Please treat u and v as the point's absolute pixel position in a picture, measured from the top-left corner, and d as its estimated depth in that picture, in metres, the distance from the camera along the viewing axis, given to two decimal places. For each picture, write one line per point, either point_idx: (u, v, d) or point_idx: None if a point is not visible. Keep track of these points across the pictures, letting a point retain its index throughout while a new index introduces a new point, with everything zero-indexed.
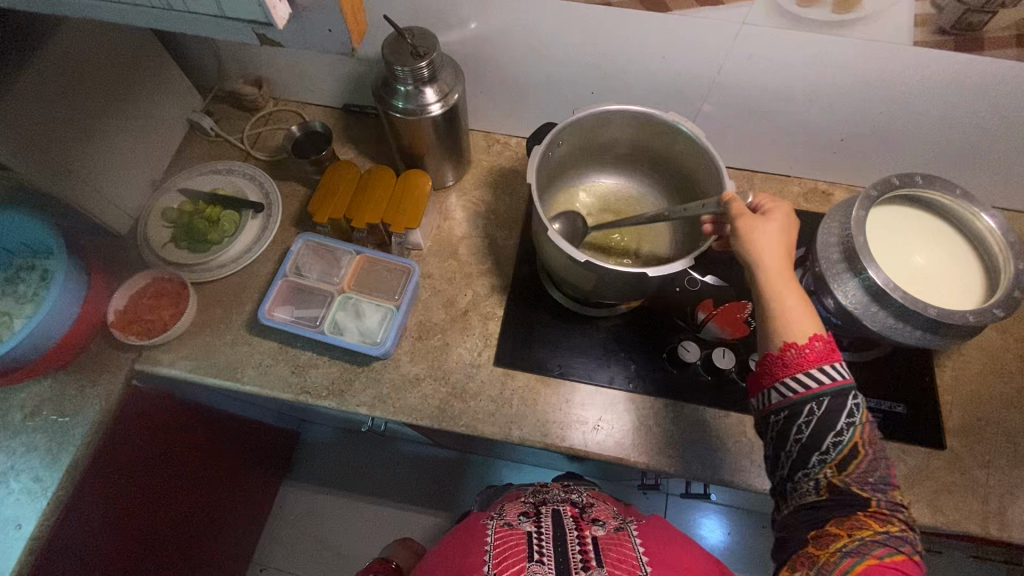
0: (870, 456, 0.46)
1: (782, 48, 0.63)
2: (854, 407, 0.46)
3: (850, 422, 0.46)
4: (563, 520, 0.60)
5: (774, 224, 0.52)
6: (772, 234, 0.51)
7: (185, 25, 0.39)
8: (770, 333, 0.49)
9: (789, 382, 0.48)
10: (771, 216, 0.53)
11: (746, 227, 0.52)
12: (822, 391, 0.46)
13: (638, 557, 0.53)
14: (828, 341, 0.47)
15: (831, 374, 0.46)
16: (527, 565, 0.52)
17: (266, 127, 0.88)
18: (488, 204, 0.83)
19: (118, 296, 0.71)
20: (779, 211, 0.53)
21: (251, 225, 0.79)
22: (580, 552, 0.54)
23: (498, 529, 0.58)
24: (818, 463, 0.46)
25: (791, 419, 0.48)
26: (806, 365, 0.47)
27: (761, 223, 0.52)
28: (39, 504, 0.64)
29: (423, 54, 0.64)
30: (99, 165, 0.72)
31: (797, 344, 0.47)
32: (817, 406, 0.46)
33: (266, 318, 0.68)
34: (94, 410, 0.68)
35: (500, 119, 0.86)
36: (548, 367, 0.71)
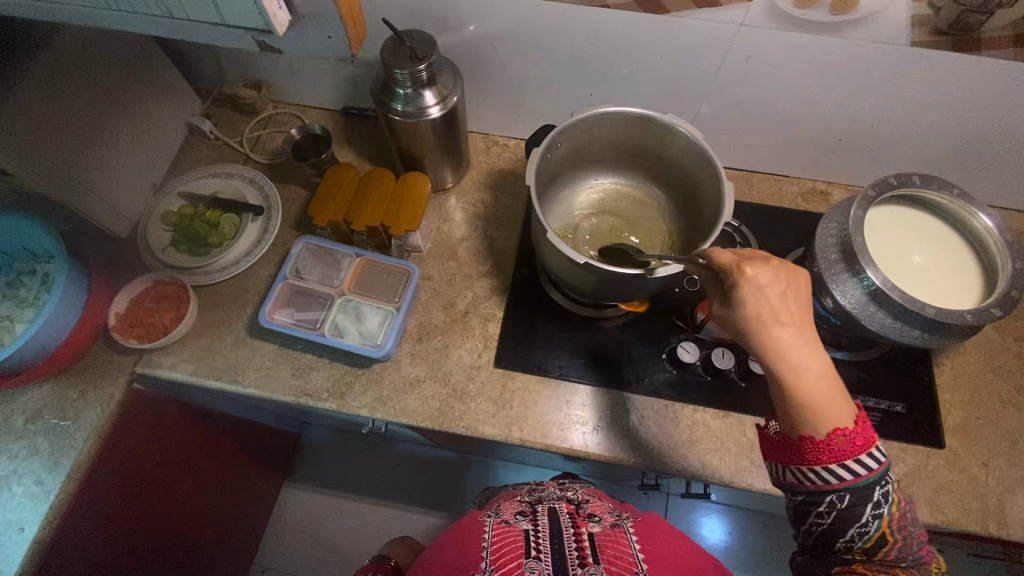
0: (901, 539, 0.46)
1: (780, 49, 0.64)
2: (882, 497, 0.45)
3: (876, 514, 0.45)
4: (560, 517, 0.60)
5: (774, 299, 0.45)
6: (775, 314, 0.44)
7: (186, 32, 0.39)
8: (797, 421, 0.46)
9: (811, 473, 0.46)
10: (770, 286, 0.45)
11: (746, 313, 0.45)
12: (844, 486, 0.45)
13: (635, 554, 0.54)
14: (853, 434, 0.44)
15: (856, 469, 0.45)
16: (523, 561, 0.52)
17: (266, 130, 0.88)
18: (487, 206, 0.84)
19: (118, 299, 0.71)
20: (775, 277, 0.45)
21: (251, 228, 0.79)
22: (577, 549, 0.54)
23: (496, 526, 0.58)
24: (844, 546, 0.47)
25: (812, 504, 0.47)
26: (828, 461, 0.45)
27: (758, 296, 0.45)
28: (41, 508, 0.64)
29: (422, 57, 0.64)
30: (101, 171, 0.73)
31: (815, 438, 0.45)
32: (840, 499, 0.46)
33: (266, 321, 0.69)
34: (96, 412, 0.69)
35: (499, 121, 0.86)
36: (548, 368, 0.71)
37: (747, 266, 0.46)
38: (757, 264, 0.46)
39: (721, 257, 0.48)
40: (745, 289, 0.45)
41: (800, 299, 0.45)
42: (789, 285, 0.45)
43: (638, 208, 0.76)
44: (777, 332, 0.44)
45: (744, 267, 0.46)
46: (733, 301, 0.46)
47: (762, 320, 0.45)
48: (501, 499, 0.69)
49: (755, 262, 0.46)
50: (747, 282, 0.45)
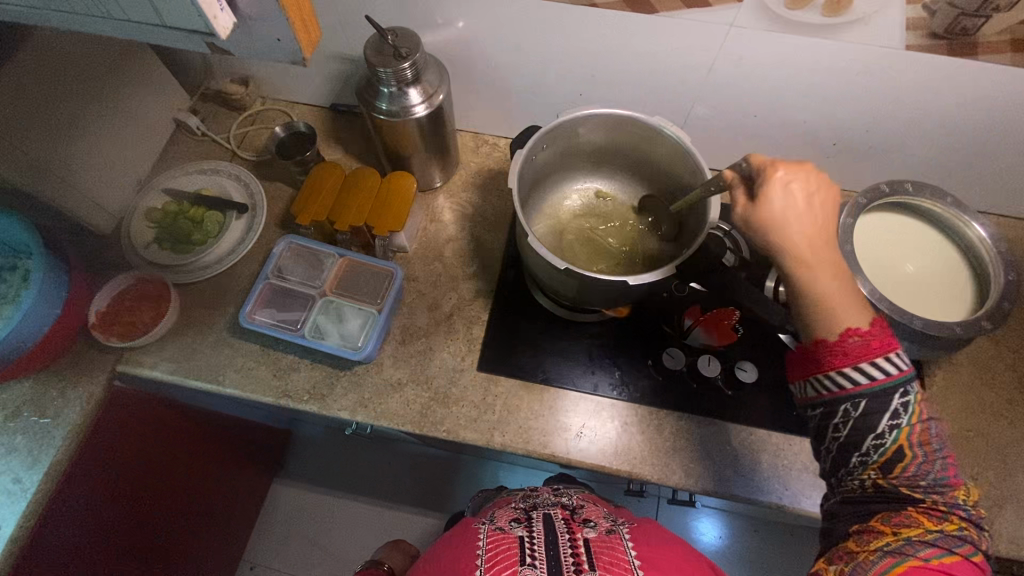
0: (921, 455, 0.45)
1: (772, 52, 0.62)
2: (902, 406, 0.45)
3: (894, 423, 0.45)
4: (554, 524, 0.59)
5: (799, 199, 0.47)
6: (798, 214, 0.47)
7: (135, 32, 0.38)
8: (808, 326, 0.47)
9: (827, 379, 0.47)
10: (795, 192, 0.47)
11: (770, 213, 0.47)
12: (861, 391, 0.45)
13: (631, 560, 0.53)
14: (867, 336, 0.45)
15: (873, 372, 0.45)
16: (519, 568, 0.51)
17: (253, 126, 0.88)
18: (475, 207, 0.82)
19: (99, 297, 0.71)
20: (801, 179, 0.47)
21: (235, 226, 0.79)
22: (572, 554, 0.53)
23: (491, 533, 0.58)
24: (860, 463, 0.46)
25: (829, 416, 0.47)
26: (841, 363, 0.46)
27: (782, 196, 0.47)
28: (17, 506, 0.62)
29: (405, 55, 0.63)
30: (83, 168, 0.72)
31: (830, 341, 0.46)
32: (854, 406, 0.45)
33: (246, 321, 0.68)
34: (76, 410, 0.68)
35: (489, 120, 0.85)
36: (532, 373, 0.70)
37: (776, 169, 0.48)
38: (787, 167, 0.48)
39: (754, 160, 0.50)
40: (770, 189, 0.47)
41: (820, 207, 0.47)
42: (813, 188, 0.47)
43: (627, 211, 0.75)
44: (796, 233, 0.46)
45: (775, 169, 0.48)
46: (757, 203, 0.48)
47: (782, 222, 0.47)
48: (498, 506, 0.68)
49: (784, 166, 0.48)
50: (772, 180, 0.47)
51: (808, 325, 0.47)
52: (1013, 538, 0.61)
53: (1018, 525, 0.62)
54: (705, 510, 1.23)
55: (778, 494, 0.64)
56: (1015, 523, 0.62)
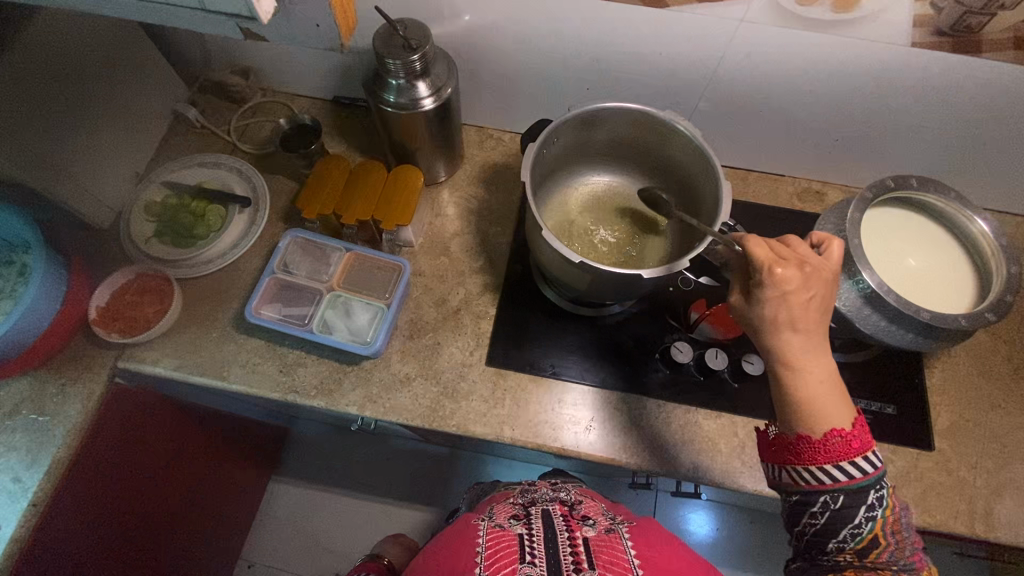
0: (893, 542, 0.46)
1: (780, 47, 0.63)
2: (876, 500, 0.46)
3: (869, 516, 0.45)
4: (553, 520, 0.59)
5: (795, 302, 0.47)
6: (790, 317, 0.46)
7: (172, 19, 0.39)
8: (786, 418, 0.48)
9: (805, 472, 0.47)
10: (794, 293, 0.47)
11: (763, 312, 0.47)
12: (838, 487, 0.46)
13: (630, 559, 0.53)
14: (849, 437, 0.45)
15: (850, 470, 0.45)
16: (518, 566, 0.51)
17: (254, 118, 0.86)
18: (481, 201, 0.82)
19: (101, 291, 0.69)
20: (802, 281, 0.47)
21: (238, 220, 0.77)
22: (571, 553, 0.53)
23: (489, 530, 0.57)
24: (835, 547, 0.47)
25: (805, 505, 0.48)
26: (821, 460, 0.46)
27: (778, 300, 0.47)
28: (18, 505, 0.63)
29: (415, 46, 0.63)
30: (82, 159, 0.70)
31: (812, 439, 0.46)
32: (834, 499, 0.46)
33: (252, 317, 0.67)
34: (77, 409, 0.67)
35: (494, 114, 0.84)
36: (541, 367, 0.70)
37: (777, 267, 0.47)
38: (801, 270, 0.47)
39: (755, 250, 0.49)
40: (770, 291, 0.47)
41: (822, 307, 0.47)
42: (814, 290, 0.47)
43: (637, 201, 0.75)
44: (788, 333, 0.47)
45: (774, 268, 0.47)
46: (754, 298, 0.48)
47: (776, 322, 0.47)
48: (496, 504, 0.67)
49: (786, 265, 0.47)
50: (773, 283, 0.47)
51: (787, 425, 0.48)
52: (1011, 525, 0.63)
53: (1016, 512, 0.64)
54: (700, 502, 1.24)
55: None
56: (1013, 510, 0.64)
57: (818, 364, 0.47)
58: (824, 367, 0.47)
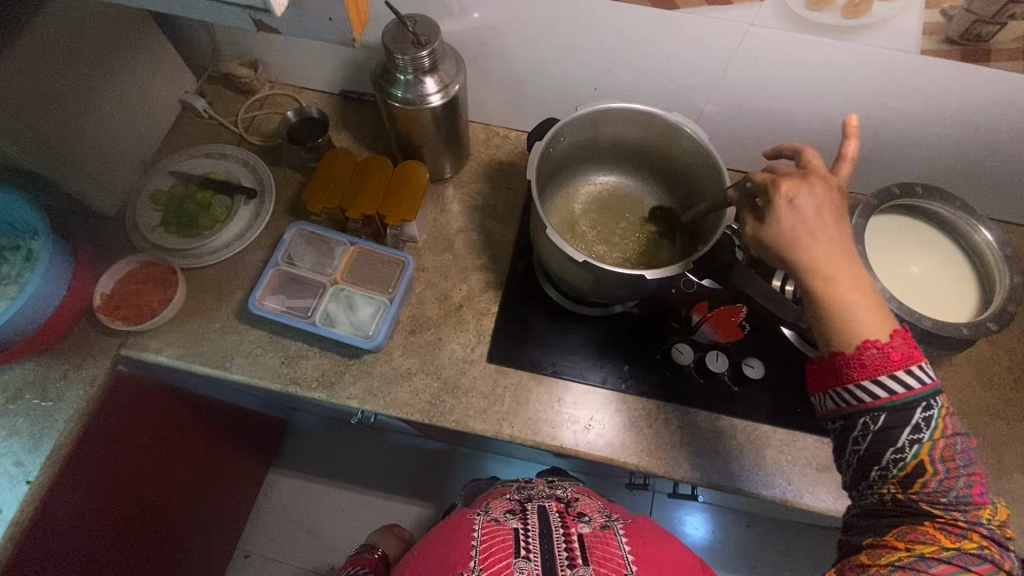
0: (943, 471, 0.44)
1: (788, 51, 0.63)
2: (924, 420, 0.44)
3: (914, 437, 0.44)
4: (549, 516, 0.59)
5: (808, 214, 0.45)
6: (808, 226, 0.45)
7: (187, 9, 0.39)
8: (823, 333, 0.46)
9: (845, 393, 0.47)
10: (806, 204, 0.45)
11: (779, 227, 0.45)
12: (878, 406, 0.45)
13: (624, 555, 0.53)
14: (886, 347, 0.44)
15: (891, 386, 0.44)
16: (512, 562, 0.51)
17: (261, 111, 0.86)
18: (486, 198, 0.82)
19: (105, 279, 0.69)
20: (809, 190, 0.45)
21: (243, 211, 0.77)
22: (566, 548, 0.53)
23: (485, 525, 0.58)
24: (879, 476, 0.47)
25: (848, 429, 0.48)
26: (859, 377, 0.45)
27: (791, 213, 0.45)
28: (19, 490, 0.62)
29: (424, 43, 0.63)
30: (86, 144, 0.70)
31: (846, 354, 0.45)
32: (874, 420, 0.46)
33: (256, 308, 0.67)
34: (79, 395, 0.68)
35: (501, 112, 0.84)
36: (542, 365, 0.71)
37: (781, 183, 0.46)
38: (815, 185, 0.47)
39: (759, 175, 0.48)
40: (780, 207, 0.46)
41: (835, 213, 0.45)
42: (823, 199, 0.45)
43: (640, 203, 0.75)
44: (810, 243, 0.45)
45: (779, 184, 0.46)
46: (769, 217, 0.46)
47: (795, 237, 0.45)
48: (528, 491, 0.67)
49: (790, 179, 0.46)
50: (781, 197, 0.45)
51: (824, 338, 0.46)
52: None
53: (1013, 521, 0.64)
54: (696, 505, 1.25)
55: (782, 489, 0.65)
56: (1010, 520, 0.64)
57: (846, 275, 0.45)
58: (856, 273, 0.45)
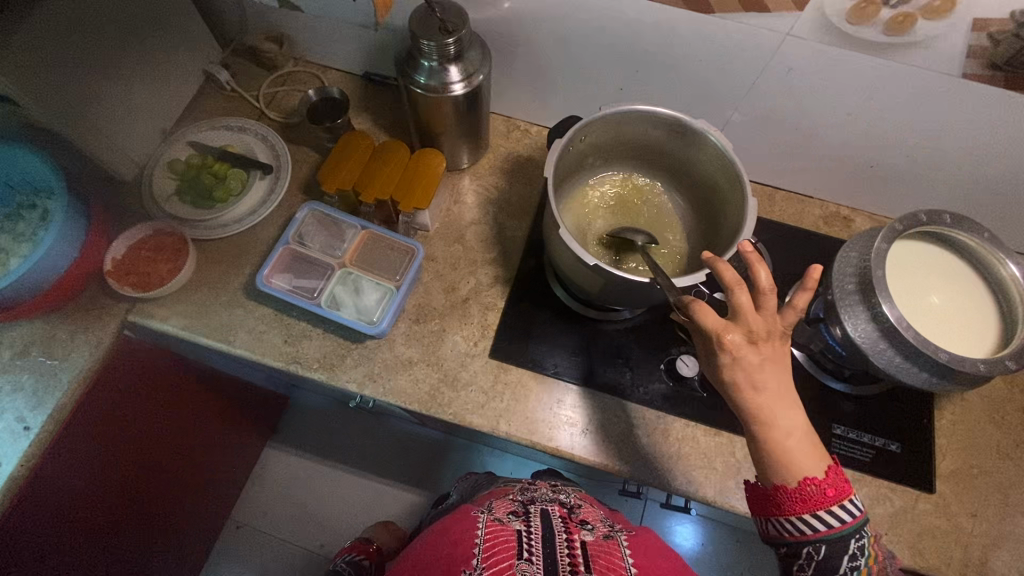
0: None
1: (823, 64, 0.61)
2: (858, 549, 0.46)
3: (853, 565, 0.45)
4: (552, 521, 0.59)
5: (753, 367, 0.45)
6: (750, 380, 0.45)
7: None
8: (762, 472, 0.47)
9: (787, 523, 0.47)
10: (751, 356, 0.45)
11: (724, 377, 0.46)
12: (820, 537, 0.45)
13: (626, 566, 0.53)
14: (822, 484, 0.45)
15: (830, 520, 0.45)
16: (514, 563, 0.52)
17: (283, 87, 0.86)
18: (502, 192, 0.81)
19: (117, 245, 0.69)
20: (754, 346, 0.45)
21: (258, 186, 0.77)
22: (569, 556, 0.53)
23: (488, 523, 0.57)
24: None
25: (791, 555, 0.47)
26: (800, 510, 0.46)
27: (738, 370, 0.45)
28: (20, 445, 0.64)
29: (451, 30, 0.62)
30: (108, 108, 0.70)
31: (789, 489, 0.46)
32: (817, 551, 0.46)
33: (264, 285, 0.67)
34: (84, 356, 0.68)
35: (523, 105, 0.83)
36: (544, 365, 0.70)
37: (727, 334, 0.45)
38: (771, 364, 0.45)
39: (704, 317, 0.46)
40: (727, 358, 0.45)
41: (778, 363, 0.45)
42: (767, 353, 0.45)
43: (658, 211, 0.73)
44: (751, 394, 0.45)
45: (726, 335, 0.45)
46: (713, 363, 0.46)
47: (739, 386, 0.45)
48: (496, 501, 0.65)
49: (736, 329, 0.45)
50: (728, 349, 0.45)
51: (763, 475, 0.47)
52: None
53: (1011, 564, 0.62)
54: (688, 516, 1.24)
55: None
56: (1008, 563, 0.62)
57: (782, 420, 0.46)
58: (792, 417, 0.46)
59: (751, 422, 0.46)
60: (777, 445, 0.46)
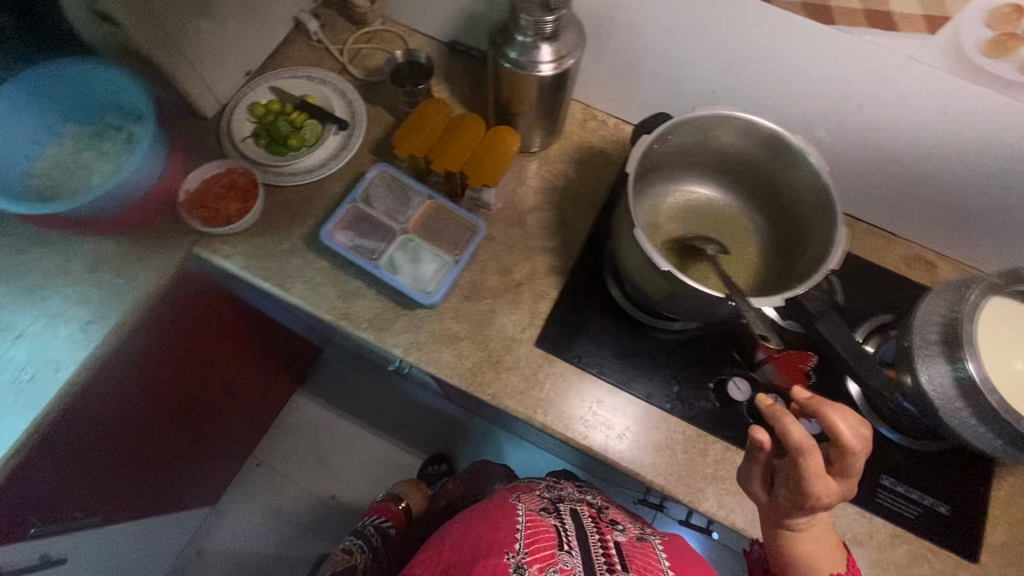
0: None
1: (944, 95, 0.57)
2: None
3: None
4: (583, 520, 0.61)
5: (827, 511, 0.50)
6: (812, 515, 0.51)
7: None
8: (793, 570, 0.54)
9: None
10: (830, 504, 0.49)
11: (796, 519, 0.51)
12: None
13: (662, 568, 0.56)
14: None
15: None
16: (557, 553, 0.55)
17: (368, 44, 0.85)
18: (571, 180, 0.79)
19: (192, 178, 0.71)
20: (841, 495, 0.48)
21: (331, 140, 0.77)
22: (605, 555, 0.56)
23: (528, 513, 0.60)
24: None
25: None
26: None
27: (808, 515, 0.50)
28: (79, 354, 0.67)
29: (552, 8, 0.61)
30: (203, 41, 0.71)
31: None
32: None
33: (326, 238, 0.68)
34: (149, 280, 0.71)
35: (606, 96, 0.80)
36: (589, 363, 0.69)
37: (823, 495, 0.47)
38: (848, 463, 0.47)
39: (809, 480, 0.47)
40: (807, 510, 0.49)
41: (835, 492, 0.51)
42: (845, 493, 0.49)
43: (733, 227, 0.70)
44: (803, 522, 0.52)
45: (819, 497, 0.47)
46: (780, 503, 0.51)
47: (798, 519, 0.51)
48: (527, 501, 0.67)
49: (824, 482, 0.47)
50: (818, 507, 0.48)
51: (793, 573, 0.54)
52: None
53: None
54: (696, 536, 1.22)
55: None
56: None
57: (819, 533, 0.53)
58: (824, 528, 0.54)
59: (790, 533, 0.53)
60: (811, 548, 0.53)
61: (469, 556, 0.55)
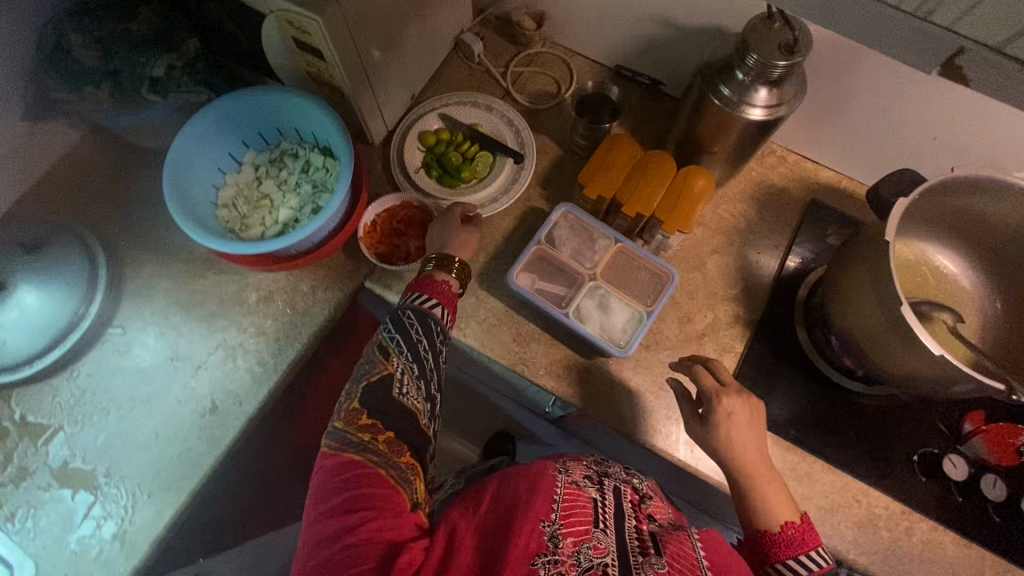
0: None
1: None
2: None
3: None
4: (622, 501, 0.55)
5: (736, 424, 0.55)
6: (751, 443, 0.55)
7: None
8: (750, 522, 0.53)
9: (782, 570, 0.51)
10: (739, 417, 0.55)
11: (724, 438, 0.55)
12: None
13: (699, 560, 0.49)
14: (800, 528, 0.51)
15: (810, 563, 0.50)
16: (590, 530, 0.49)
17: (530, 68, 0.81)
18: (749, 223, 0.75)
19: (370, 210, 0.69)
20: (747, 408, 0.56)
21: (502, 173, 0.74)
22: (638, 540, 0.50)
23: (565, 483, 0.53)
24: None
25: None
26: (785, 554, 0.51)
27: (728, 425, 0.55)
28: (260, 388, 0.66)
29: (791, 55, 0.54)
30: (384, 67, 0.68)
31: (773, 532, 0.52)
32: None
33: (513, 283, 0.65)
34: (322, 313, 0.69)
35: (791, 132, 0.75)
36: (781, 426, 0.65)
37: (723, 396, 0.56)
38: (732, 395, 0.56)
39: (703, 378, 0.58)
40: (721, 416, 0.55)
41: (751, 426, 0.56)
42: (746, 409, 0.56)
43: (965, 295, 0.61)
44: (744, 455, 0.54)
45: (723, 398, 0.56)
46: (711, 424, 0.55)
47: (732, 445, 0.54)
48: (440, 301, 0.61)
49: (732, 395, 0.56)
50: (722, 409, 0.55)
51: (749, 526, 0.53)
52: None
53: None
54: None
55: None
56: None
57: (770, 479, 0.54)
58: (779, 480, 0.55)
59: (750, 478, 0.54)
60: (766, 498, 0.53)
61: (498, 517, 0.49)
